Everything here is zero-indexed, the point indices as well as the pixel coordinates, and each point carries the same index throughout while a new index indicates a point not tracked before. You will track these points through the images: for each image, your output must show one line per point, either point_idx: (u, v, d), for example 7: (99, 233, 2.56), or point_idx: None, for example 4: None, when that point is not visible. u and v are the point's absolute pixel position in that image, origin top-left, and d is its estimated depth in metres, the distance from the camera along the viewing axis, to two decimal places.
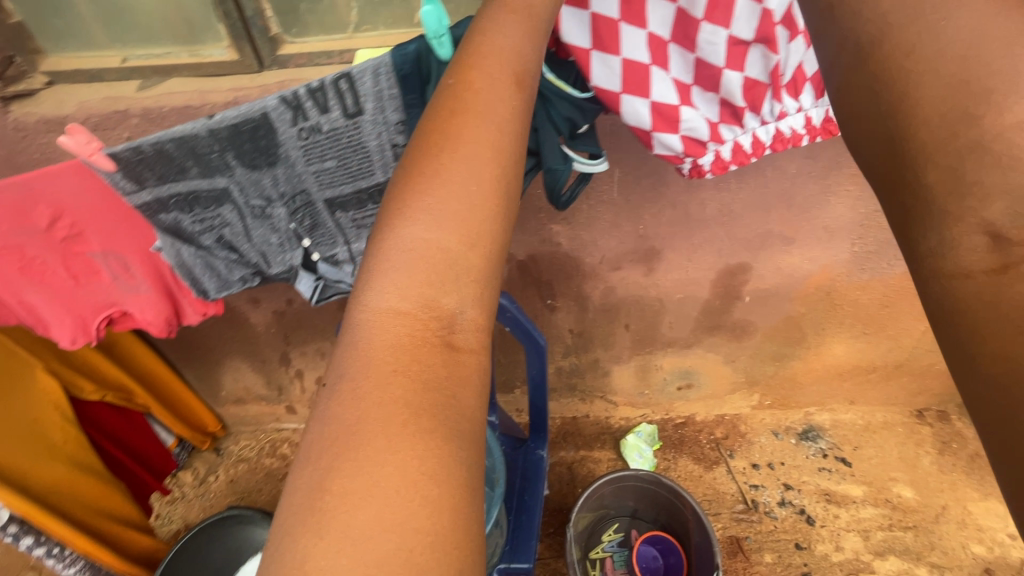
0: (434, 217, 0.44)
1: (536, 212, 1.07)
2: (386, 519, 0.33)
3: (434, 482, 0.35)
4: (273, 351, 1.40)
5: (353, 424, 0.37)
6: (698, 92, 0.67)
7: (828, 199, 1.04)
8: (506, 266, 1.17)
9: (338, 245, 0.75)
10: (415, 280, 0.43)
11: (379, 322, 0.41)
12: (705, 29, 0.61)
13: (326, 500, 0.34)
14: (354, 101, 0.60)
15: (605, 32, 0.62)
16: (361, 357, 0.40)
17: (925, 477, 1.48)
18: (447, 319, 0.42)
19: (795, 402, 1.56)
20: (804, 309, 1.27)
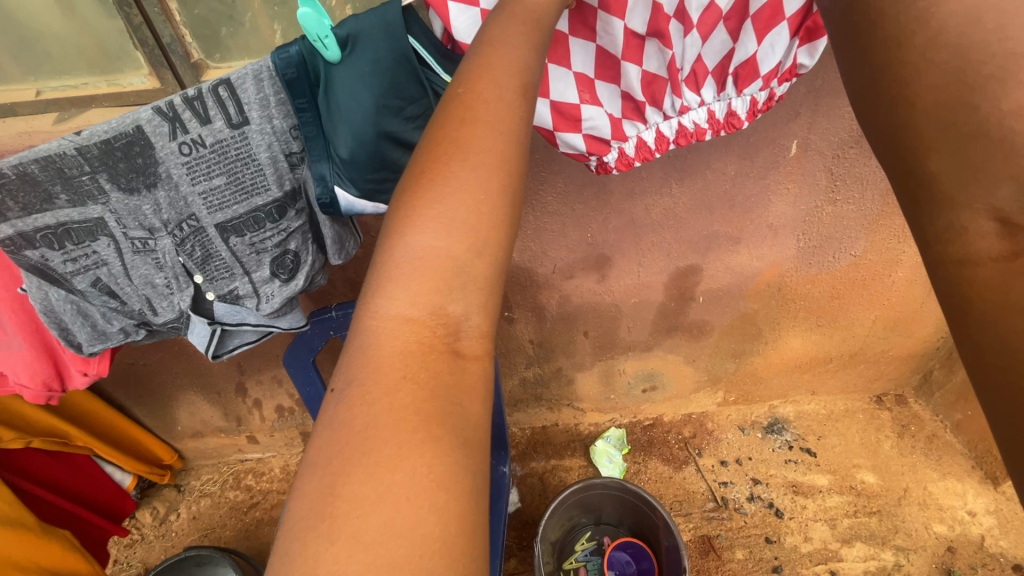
0: (444, 225, 0.43)
1: None
2: (397, 524, 0.34)
3: (441, 490, 0.36)
4: (228, 381, 1.36)
5: (365, 429, 0.37)
6: (602, 86, 0.70)
7: (768, 198, 1.05)
8: None
9: (237, 278, 0.74)
10: (424, 288, 0.42)
11: (389, 329, 0.41)
12: (603, 19, 0.64)
13: (337, 504, 0.34)
14: (238, 110, 0.60)
15: None
16: (371, 363, 0.40)
17: (887, 461, 1.52)
18: (453, 325, 0.42)
19: (759, 397, 1.58)
20: (758, 305, 1.29)
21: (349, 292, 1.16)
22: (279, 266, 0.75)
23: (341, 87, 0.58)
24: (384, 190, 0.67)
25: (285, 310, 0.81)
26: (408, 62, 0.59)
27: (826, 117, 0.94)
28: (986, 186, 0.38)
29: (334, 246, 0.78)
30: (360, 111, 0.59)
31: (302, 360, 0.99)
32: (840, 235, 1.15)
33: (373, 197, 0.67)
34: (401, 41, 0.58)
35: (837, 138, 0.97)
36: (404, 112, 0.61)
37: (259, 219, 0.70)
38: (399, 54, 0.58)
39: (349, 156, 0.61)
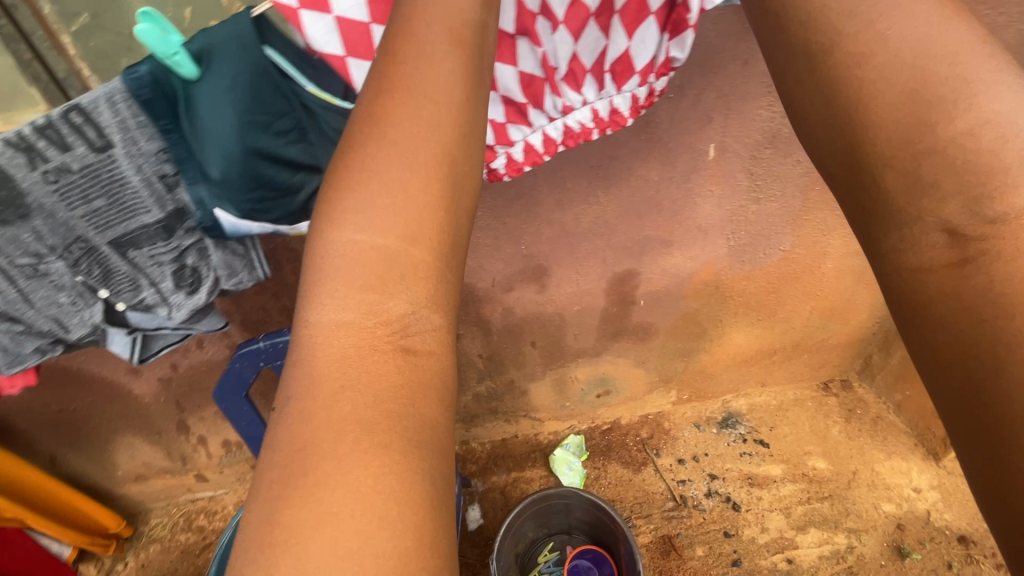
0: (368, 220, 0.42)
1: None
2: (344, 545, 0.34)
3: (392, 502, 0.36)
4: (168, 420, 1.31)
5: (304, 448, 0.37)
6: None
7: (693, 201, 1.08)
8: None
9: (144, 289, 0.72)
10: (355, 291, 0.42)
11: (325, 336, 0.41)
12: None
13: (278, 532, 0.34)
14: (98, 134, 0.59)
15: (355, 38, 0.62)
16: (310, 374, 0.40)
17: (836, 446, 1.56)
18: (398, 323, 0.42)
19: (712, 393, 1.60)
20: (699, 304, 1.32)
21: (285, 319, 1.13)
22: (181, 280, 0.74)
23: (202, 105, 0.59)
24: (265, 208, 0.68)
25: (200, 316, 0.81)
26: (269, 74, 0.61)
27: (739, 120, 0.98)
28: (934, 201, 0.40)
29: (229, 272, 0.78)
30: (224, 130, 0.60)
31: (233, 394, 0.98)
32: (767, 231, 1.19)
33: (254, 217, 0.69)
34: (256, 54, 0.59)
35: (751, 139, 1.01)
36: (273, 127, 0.63)
37: (150, 235, 0.69)
38: (258, 67, 0.60)
39: (221, 176, 0.63)
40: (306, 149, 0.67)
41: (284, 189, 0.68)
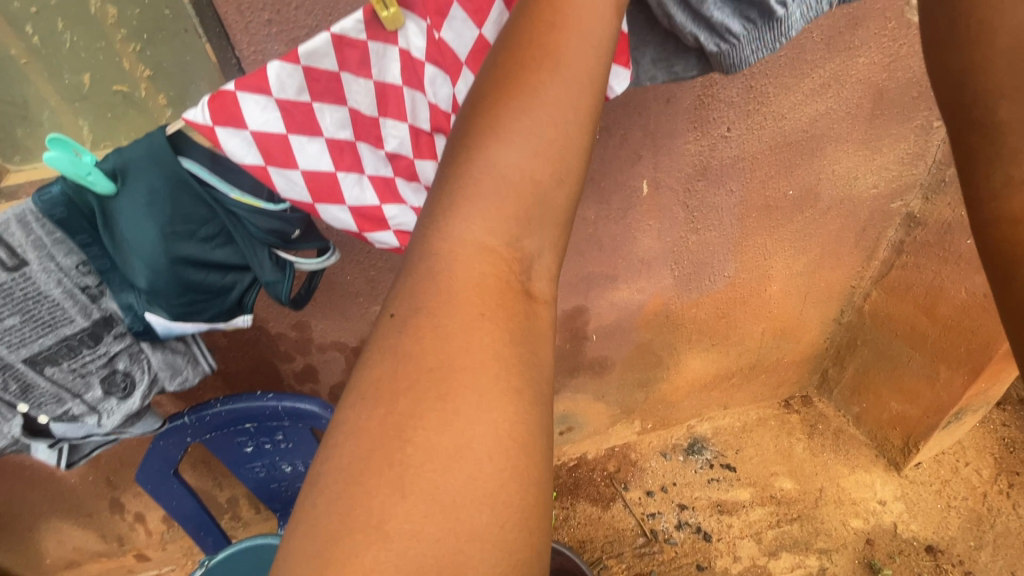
0: (530, 145, 0.38)
1: (352, 297, 1.02)
2: (479, 486, 0.30)
3: (524, 452, 0.32)
4: (99, 499, 1.21)
5: (444, 369, 0.33)
6: (403, 183, 0.65)
7: (632, 237, 1.09)
8: (342, 355, 1.11)
9: (67, 401, 0.68)
10: (503, 213, 0.37)
11: (464, 255, 0.36)
12: (387, 124, 0.62)
13: (410, 453, 0.30)
14: (10, 254, 0.56)
15: (274, 147, 0.58)
16: (443, 289, 0.36)
17: (801, 464, 1.56)
18: (528, 262, 0.38)
19: (675, 420, 1.59)
20: (651, 334, 1.32)
21: (220, 383, 1.07)
22: (111, 385, 0.70)
23: (123, 220, 0.57)
24: (197, 308, 0.67)
25: (134, 420, 0.75)
26: (189, 186, 0.59)
27: (668, 157, 0.99)
28: None
29: (166, 373, 0.74)
30: (147, 242, 0.59)
31: (160, 472, 0.92)
32: (711, 259, 1.20)
33: (188, 318, 0.67)
34: (172, 167, 0.57)
35: (683, 174, 1.03)
36: (197, 234, 0.62)
37: (72, 346, 0.65)
38: (175, 179, 0.58)
39: (148, 285, 0.62)
40: (236, 249, 0.66)
41: (213, 290, 0.67)
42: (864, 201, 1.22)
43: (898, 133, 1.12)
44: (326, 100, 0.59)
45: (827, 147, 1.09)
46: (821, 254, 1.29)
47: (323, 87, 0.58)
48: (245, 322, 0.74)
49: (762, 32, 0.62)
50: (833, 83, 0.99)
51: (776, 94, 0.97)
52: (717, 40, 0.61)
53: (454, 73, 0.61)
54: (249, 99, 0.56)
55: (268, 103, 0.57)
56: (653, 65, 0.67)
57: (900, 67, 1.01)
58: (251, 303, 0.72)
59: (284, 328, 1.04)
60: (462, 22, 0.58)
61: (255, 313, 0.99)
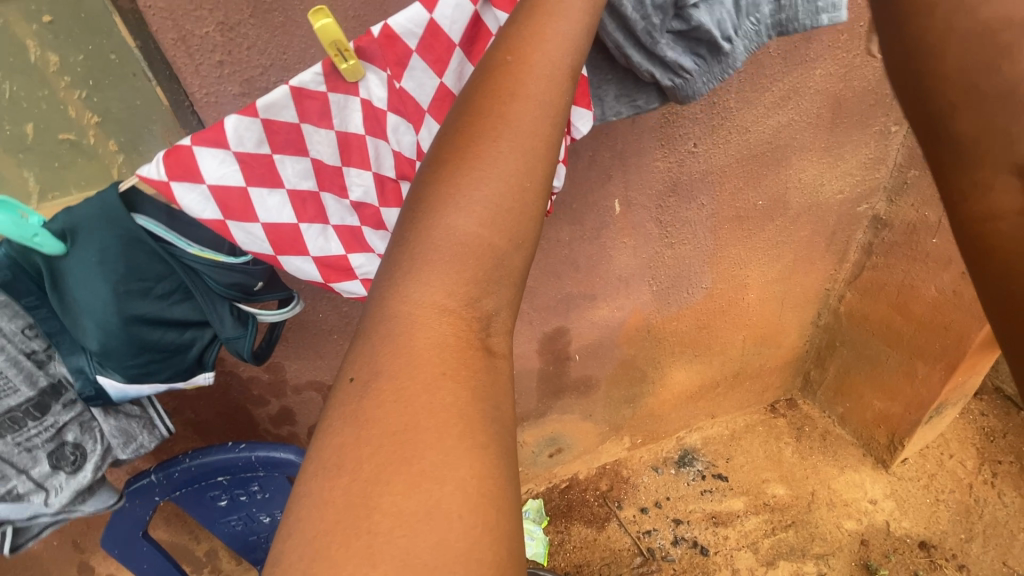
0: (486, 207, 0.38)
1: (326, 335, 0.99)
2: (449, 546, 0.29)
3: (492, 506, 0.31)
4: (65, 565, 1.14)
5: (410, 430, 0.32)
6: (370, 231, 0.63)
7: (608, 255, 1.09)
8: (318, 394, 1.08)
9: (13, 477, 0.63)
10: (461, 274, 0.37)
11: (422, 318, 0.36)
12: (352, 173, 0.60)
13: (378, 520, 0.29)
14: None
15: (233, 201, 0.54)
16: (403, 353, 0.35)
17: (791, 469, 1.56)
18: (488, 320, 0.38)
19: (664, 433, 1.58)
20: (634, 350, 1.31)
21: (191, 433, 1.02)
22: (59, 458, 0.66)
23: (72, 281, 0.55)
24: (153, 369, 0.63)
25: (84, 496, 0.71)
26: (142, 242, 0.56)
27: (638, 176, 0.99)
28: None
29: (118, 440, 0.70)
30: (98, 301, 0.56)
31: (129, 535, 0.87)
32: (687, 272, 1.21)
33: (143, 379, 0.63)
34: (123, 223, 0.55)
35: (654, 191, 1.03)
36: (153, 291, 0.59)
37: (17, 418, 0.61)
38: (128, 237, 0.56)
39: (100, 346, 0.58)
40: (194, 305, 0.63)
41: (172, 349, 0.63)
42: (832, 207, 1.24)
43: (858, 139, 1.14)
44: (288, 151, 0.56)
45: (791, 157, 1.10)
46: (794, 260, 1.31)
47: (283, 138, 0.55)
48: (208, 379, 0.70)
49: (712, 66, 0.63)
50: (792, 96, 1.01)
51: (739, 109, 0.98)
52: (671, 76, 0.63)
53: (416, 120, 0.60)
54: (206, 153, 0.53)
55: (226, 156, 0.54)
56: (616, 100, 0.67)
57: (856, 76, 1.03)
58: (212, 361, 0.68)
59: (257, 372, 1.00)
60: (424, 71, 0.57)
61: (224, 359, 0.95)
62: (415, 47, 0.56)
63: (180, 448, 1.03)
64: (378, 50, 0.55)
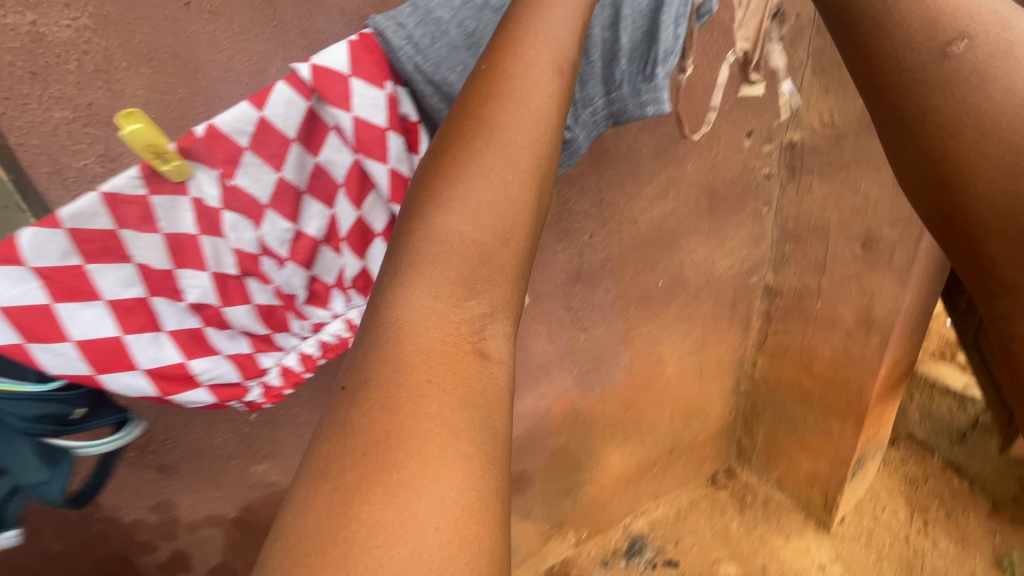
0: (467, 210, 0.41)
1: (225, 461, 0.92)
2: (426, 562, 0.30)
3: (475, 522, 0.32)
4: None
5: (398, 443, 0.33)
6: (216, 330, 0.56)
7: (523, 345, 1.10)
8: (219, 530, 0.97)
9: None
10: (442, 275, 0.39)
11: (413, 317, 0.38)
12: (187, 274, 0.51)
13: (354, 528, 0.31)
14: None
15: (31, 321, 0.46)
16: (391, 352, 0.37)
17: (739, 544, 1.54)
18: (476, 323, 0.39)
19: (610, 522, 1.53)
20: (565, 438, 1.29)
21: None
22: None
23: None
24: None
25: None
26: None
27: (541, 269, 1.05)
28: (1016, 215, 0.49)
29: None
30: None
31: None
32: (606, 354, 1.24)
33: None
34: None
35: (559, 281, 1.09)
36: None
37: None
38: None
39: None
40: None
41: None
42: (727, 281, 1.33)
43: (737, 220, 1.26)
44: (104, 259, 0.47)
45: (681, 240, 1.21)
46: (703, 333, 1.38)
47: (97, 245, 0.46)
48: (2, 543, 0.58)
49: None
50: (670, 188, 1.12)
51: (625, 202, 1.08)
52: None
53: (256, 215, 0.52)
54: None
55: (20, 274, 0.44)
56: None
57: (722, 168, 1.16)
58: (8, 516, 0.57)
59: (143, 514, 0.90)
60: (258, 167, 0.50)
61: (104, 503, 0.86)
62: (246, 144, 0.48)
63: None
64: (203, 149, 0.47)
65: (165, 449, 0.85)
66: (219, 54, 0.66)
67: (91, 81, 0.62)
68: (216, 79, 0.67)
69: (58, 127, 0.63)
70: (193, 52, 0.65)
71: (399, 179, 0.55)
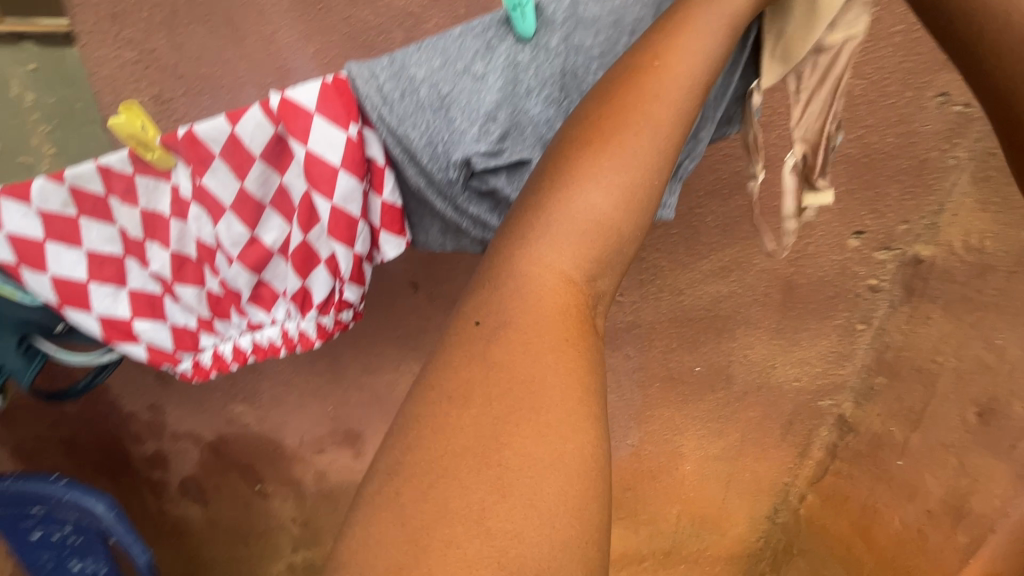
0: (619, 192, 0.40)
1: (211, 389, 1.01)
2: (570, 496, 0.31)
3: (596, 472, 0.32)
4: None
5: (534, 385, 0.34)
6: (170, 302, 0.64)
7: None
8: (195, 448, 1.07)
9: None
10: (588, 248, 0.38)
11: (552, 281, 0.37)
12: (153, 246, 0.61)
13: (505, 454, 0.31)
14: None
15: (28, 249, 0.56)
16: (528, 308, 0.36)
17: None
18: (595, 297, 0.38)
19: None
20: None
21: (66, 444, 1.09)
22: None
23: None
24: None
25: None
26: None
27: None
28: None
29: None
30: None
31: None
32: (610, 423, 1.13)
33: None
34: None
35: None
36: None
37: None
38: None
39: None
40: None
41: None
42: (787, 395, 1.11)
43: (817, 329, 1.03)
44: (93, 218, 0.57)
45: (736, 329, 1.03)
46: (740, 442, 1.17)
47: (91, 204, 0.56)
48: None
49: None
50: (732, 269, 0.96)
51: (671, 270, 0.96)
52: (479, 230, 0.57)
53: (217, 213, 0.58)
54: (10, 205, 0.55)
55: (29, 211, 0.55)
56: (441, 235, 0.62)
57: (809, 263, 0.96)
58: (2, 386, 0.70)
59: (139, 408, 1.03)
60: (225, 174, 0.55)
61: (112, 386, 1.01)
62: (217, 152, 0.54)
63: (61, 457, 1.10)
64: (183, 149, 0.54)
65: None
66: (266, 27, 0.71)
67: (156, 30, 0.71)
68: (260, 52, 0.72)
69: (126, 65, 0.73)
70: (244, 21, 0.71)
71: (343, 217, 0.56)
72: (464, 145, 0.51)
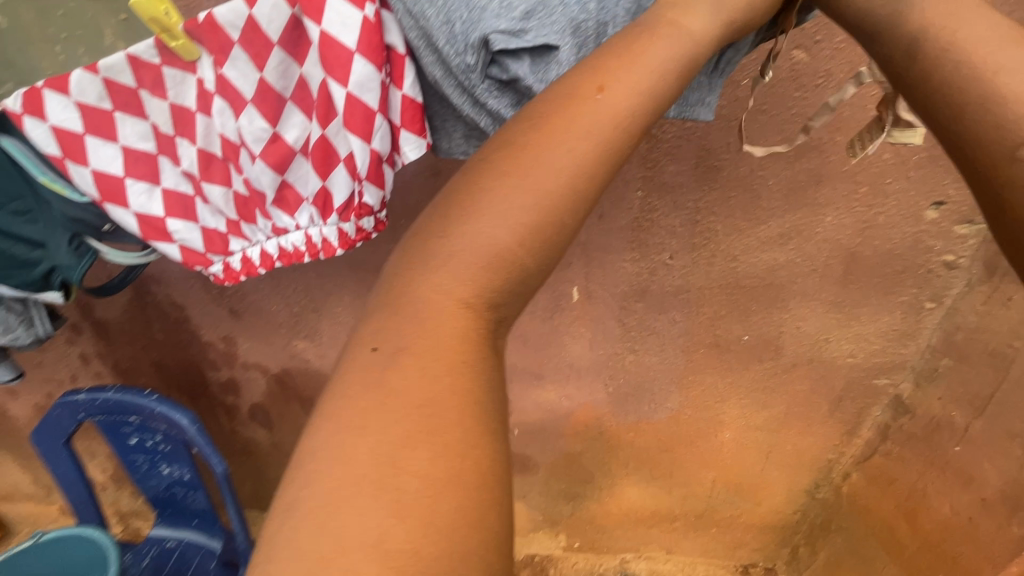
0: (509, 217, 0.38)
1: (275, 326, 1.09)
2: (468, 506, 0.32)
3: (491, 485, 0.33)
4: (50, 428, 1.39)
5: (426, 406, 0.34)
6: (201, 203, 0.65)
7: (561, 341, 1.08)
8: (262, 377, 1.18)
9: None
10: (485, 276, 0.38)
11: (448, 311, 0.38)
12: (183, 144, 0.62)
13: (404, 477, 0.32)
14: None
15: (69, 141, 0.57)
16: (426, 334, 0.37)
17: None
18: (497, 318, 0.39)
19: (606, 547, 1.45)
20: (581, 446, 1.26)
21: (155, 365, 1.22)
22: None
23: None
24: None
25: None
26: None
27: (601, 270, 0.99)
28: None
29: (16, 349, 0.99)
30: None
31: (52, 441, 1.13)
32: (650, 385, 1.14)
33: None
34: None
35: (618, 289, 1.01)
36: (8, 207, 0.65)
37: None
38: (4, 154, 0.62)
39: None
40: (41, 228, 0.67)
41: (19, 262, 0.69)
42: (840, 370, 1.07)
43: (878, 305, 0.98)
44: (127, 112, 0.58)
45: (790, 299, 0.99)
46: (785, 414, 1.15)
47: (127, 98, 0.58)
48: (57, 299, 0.75)
49: None
50: (792, 236, 0.92)
51: (725, 234, 0.93)
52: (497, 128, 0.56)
53: (239, 107, 0.59)
54: (53, 98, 0.55)
55: (68, 104, 0.56)
56: (464, 139, 0.62)
57: (877, 234, 0.90)
58: (58, 282, 0.74)
59: (214, 339, 1.14)
60: (245, 63, 0.57)
61: (191, 318, 1.11)
62: (236, 39, 0.56)
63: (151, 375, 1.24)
64: (203, 35, 0.55)
65: (237, 296, 1.06)
66: None
67: None
68: None
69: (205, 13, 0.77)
70: None
71: (360, 105, 0.57)
72: (483, 23, 0.50)
